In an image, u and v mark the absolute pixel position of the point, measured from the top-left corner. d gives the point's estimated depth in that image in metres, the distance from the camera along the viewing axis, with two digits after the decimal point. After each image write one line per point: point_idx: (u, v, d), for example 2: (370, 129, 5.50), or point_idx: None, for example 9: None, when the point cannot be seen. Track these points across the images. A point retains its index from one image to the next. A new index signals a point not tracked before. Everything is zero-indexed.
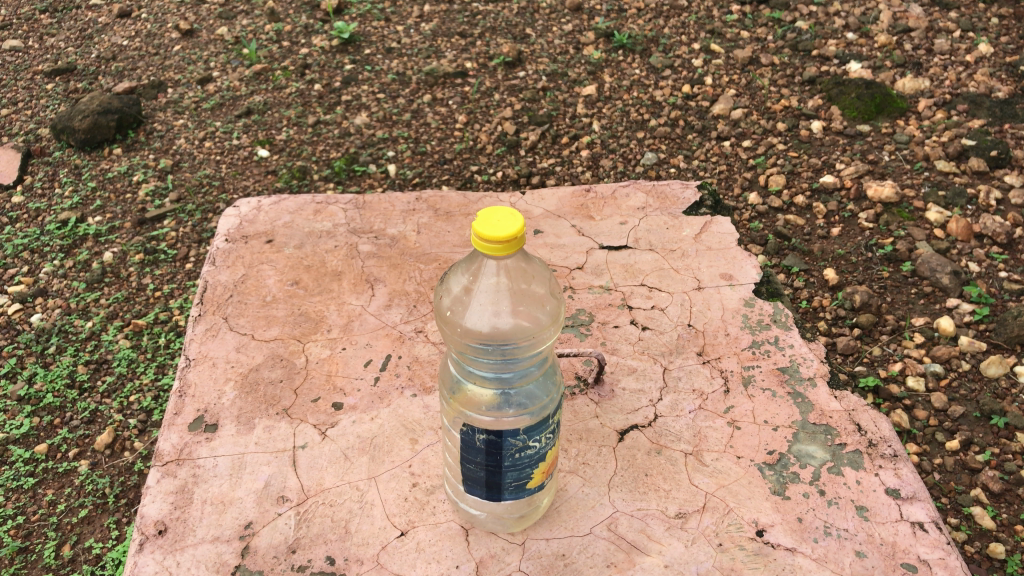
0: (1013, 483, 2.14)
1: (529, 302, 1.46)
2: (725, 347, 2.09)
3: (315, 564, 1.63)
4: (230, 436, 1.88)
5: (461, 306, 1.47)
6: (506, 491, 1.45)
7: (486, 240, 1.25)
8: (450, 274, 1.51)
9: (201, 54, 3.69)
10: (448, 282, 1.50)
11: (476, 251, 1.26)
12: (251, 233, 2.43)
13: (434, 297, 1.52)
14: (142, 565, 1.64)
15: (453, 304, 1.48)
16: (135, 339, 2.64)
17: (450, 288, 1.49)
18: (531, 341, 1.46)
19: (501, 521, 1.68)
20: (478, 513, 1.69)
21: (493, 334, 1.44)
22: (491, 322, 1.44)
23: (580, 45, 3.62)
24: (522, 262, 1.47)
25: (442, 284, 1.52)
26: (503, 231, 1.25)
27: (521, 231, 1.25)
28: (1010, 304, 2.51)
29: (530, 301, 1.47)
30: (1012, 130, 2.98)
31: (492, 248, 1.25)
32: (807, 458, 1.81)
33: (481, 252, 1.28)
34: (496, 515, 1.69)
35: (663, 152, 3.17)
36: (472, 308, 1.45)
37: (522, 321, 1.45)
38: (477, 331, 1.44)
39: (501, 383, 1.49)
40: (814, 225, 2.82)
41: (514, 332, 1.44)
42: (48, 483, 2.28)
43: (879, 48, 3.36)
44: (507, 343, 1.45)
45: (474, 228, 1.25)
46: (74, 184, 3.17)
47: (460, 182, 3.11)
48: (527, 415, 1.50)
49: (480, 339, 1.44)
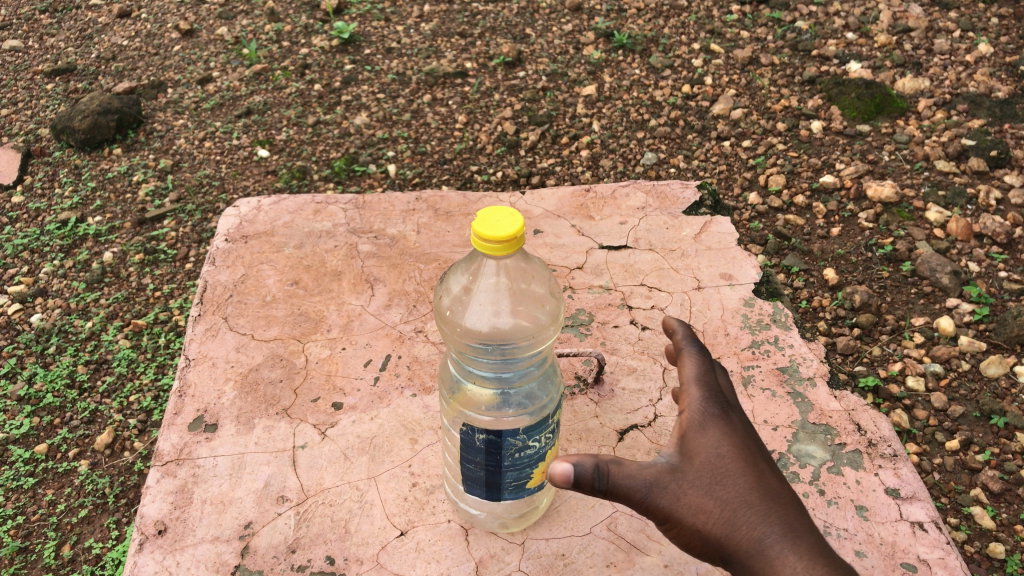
0: (1013, 483, 2.15)
1: (529, 302, 1.47)
2: (725, 347, 2.08)
3: (315, 564, 1.63)
4: (230, 436, 1.88)
5: (461, 306, 1.47)
6: (506, 491, 1.45)
7: (485, 240, 1.25)
8: (450, 274, 1.52)
9: (201, 54, 3.69)
10: (448, 282, 1.51)
11: (476, 251, 1.26)
12: (251, 233, 2.43)
13: (434, 297, 1.52)
14: (142, 565, 1.64)
15: (453, 305, 1.48)
16: (135, 339, 2.64)
17: (450, 288, 1.50)
18: (530, 342, 1.46)
19: (502, 519, 1.69)
20: (478, 512, 1.69)
21: (494, 334, 1.43)
22: (492, 321, 1.44)
23: (580, 45, 3.62)
24: (522, 262, 1.48)
25: (442, 283, 1.53)
26: (502, 230, 1.25)
27: (521, 231, 1.25)
28: (1010, 304, 2.51)
29: (530, 300, 1.47)
30: (1012, 130, 2.98)
31: (492, 248, 1.25)
32: (807, 458, 1.82)
33: (481, 252, 1.28)
34: (496, 515, 1.69)
35: (663, 151, 3.16)
36: (473, 309, 1.45)
37: (522, 320, 1.45)
38: (478, 332, 1.44)
39: (501, 383, 1.49)
40: (814, 225, 2.81)
41: (514, 332, 1.45)
42: (48, 483, 2.28)
43: (878, 48, 3.36)
44: (507, 343, 1.45)
45: (474, 228, 1.25)
46: (73, 184, 3.17)
47: (460, 182, 3.11)
48: (528, 415, 1.50)
49: (481, 339, 1.44)
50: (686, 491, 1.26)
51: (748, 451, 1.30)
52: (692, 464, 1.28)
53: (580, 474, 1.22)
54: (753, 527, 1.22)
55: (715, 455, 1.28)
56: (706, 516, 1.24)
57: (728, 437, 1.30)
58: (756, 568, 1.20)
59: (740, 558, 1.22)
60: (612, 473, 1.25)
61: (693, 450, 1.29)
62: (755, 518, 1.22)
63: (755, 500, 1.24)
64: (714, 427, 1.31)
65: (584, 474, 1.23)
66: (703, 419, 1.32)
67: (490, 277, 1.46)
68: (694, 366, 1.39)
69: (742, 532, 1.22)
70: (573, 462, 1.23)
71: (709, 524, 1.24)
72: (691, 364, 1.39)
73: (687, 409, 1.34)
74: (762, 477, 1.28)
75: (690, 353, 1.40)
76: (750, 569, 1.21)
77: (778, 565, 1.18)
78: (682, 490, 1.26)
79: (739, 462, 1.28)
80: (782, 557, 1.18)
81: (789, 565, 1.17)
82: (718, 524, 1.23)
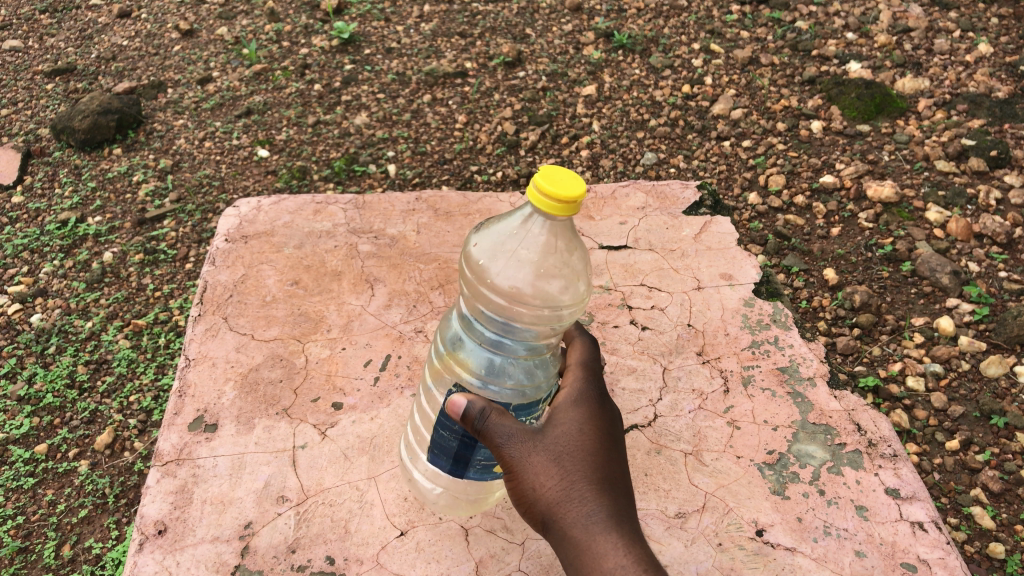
0: (1012, 483, 2.15)
1: (559, 278, 1.42)
2: (725, 347, 2.09)
3: (315, 564, 1.64)
4: (230, 436, 1.88)
5: (494, 257, 1.43)
6: (472, 468, 1.44)
7: (545, 194, 1.24)
8: (500, 217, 1.46)
9: (201, 54, 3.69)
10: (494, 226, 1.46)
11: (530, 201, 1.26)
12: (251, 233, 2.43)
13: (477, 234, 1.48)
14: (142, 565, 1.64)
15: (482, 252, 1.45)
16: (135, 339, 2.64)
17: (493, 234, 1.45)
18: (539, 318, 1.45)
19: (453, 500, 1.73)
20: (433, 487, 1.73)
21: (512, 297, 1.42)
22: (515, 284, 1.41)
23: (580, 45, 3.62)
24: (568, 236, 1.40)
25: (490, 223, 1.48)
26: (563, 191, 1.24)
27: (580, 197, 1.25)
28: (1010, 304, 2.51)
29: (560, 277, 1.42)
30: (1012, 130, 2.98)
31: (549, 205, 1.25)
32: (806, 458, 1.82)
33: (535, 205, 1.28)
34: (451, 493, 1.72)
35: (663, 151, 3.16)
36: (496, 264, 1.42)
37: (544, 294, 1.42)
38: (499, 289, 1.42)
39: (496, 348, 1.46)
40: (814, 225, 2.81)
41: (531, 302, 1.42)
42: (48, 483, 2.28)
43: (878, 48, 3.37)
44: (520, 310, 1.44)
45: (536, 180, 1.25)
46: (74, 184, 3.17)
47: (460, 182, 3.11)
48: (513, 393, 1.47)
49: (499, 296, 1.43)
50: (537, 452, 1.38)
51: (604, 440, 1.44)
52: (552, 433, 1.41)
53: (466, 408, 1.32)
54: (584, 501, 1.36)
55: (574, 432, 1.42)
56: (547, 478, 1.38)
57: (591, 422, 1.44)
58: (572, 533, 1.35)
59: (563, 522, 1.36)
60: (493, 418, 1.32)
61: (558, 423, 1.42)
62: (589, 494, 1.36)
63: (594, 479, 1.38)
64: (582, 410, 1.45)
65: (469, 408, 1.32)
66: (577, 400, 1.46)
67: (526, 241, 1.41)
68: (581, 353, 1.55)
69: (573, 501, 1.36)
70: (471, 400, 1.32)
71: (547, 488, 1.37)
72: (580, 354, 1.55)
73: (565, 388, 1.48)
74: (608, 464, 1.42)
75: (580, 340, 1.58)
76: (569, 536, 1.35)
77: (597, 538, 1.32)
78: (533, 451, 1.37)
79: (592, 445, 1.42)
80: (602, 532, 1.33)
81: (604, 538, 1.33)
82: (555, 488, 1.37)
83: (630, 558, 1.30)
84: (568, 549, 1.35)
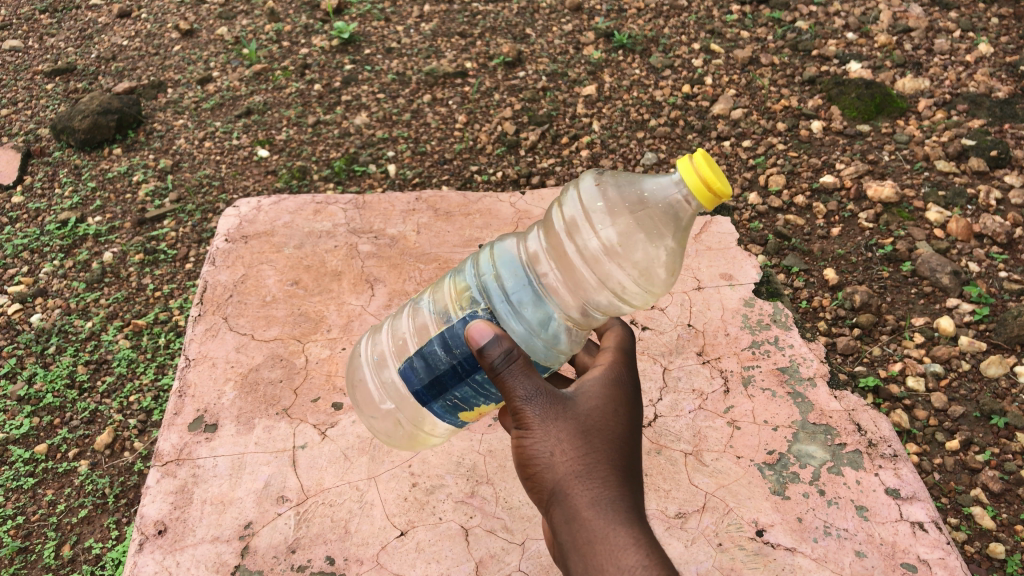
0: (1013, 483, 2.15)
1: (644, 264, 1.53)
2: (725, 347, 2.08)
3: (315, 564, 1.64)
4: (230, 436, 1.88)
5: (612, 210, 1.54)
6: (440, 399, 1.46)
7: (701, 168, 1.38)
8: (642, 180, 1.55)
9: (201, 54, 3.69)
10: (630, 185, 1.55)
11: (683, 167, 1.40)
12: (251, 233, 2.43)
13: (613, 181, 1.57)
14: (142, 565, 1.64)
15: (604, 199, 1.55)
16: (135, 339, 2.63)
17: (624, 191, 1.54)
18: (602, 286, 1.53)
19: (394, 425, 1.71)
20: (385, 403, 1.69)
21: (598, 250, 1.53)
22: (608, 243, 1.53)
23: (580, 45, 3.62)
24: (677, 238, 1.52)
25: (629, 179, 1.56)
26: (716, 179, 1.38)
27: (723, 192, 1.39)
28: (1010, 304, 2.51)
29: (646, 264, 1.53)
30: (1012, 130, 2.98)
31: (698, 180, 1.38)
32: (806, 458, 1.82)
33: (683, 174, 1.41)
34: (392, 418, 1.71)
35: (663, 151, 3.16)
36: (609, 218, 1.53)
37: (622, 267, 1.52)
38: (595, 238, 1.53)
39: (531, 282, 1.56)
40: (814, 225, 2.81)
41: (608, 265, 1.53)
42: (48, 483, 2.28)
43: (878, 48, 3.36)
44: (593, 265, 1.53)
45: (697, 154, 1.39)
46: (74, 184, 3.17)
47: (460, 182, 3.11)
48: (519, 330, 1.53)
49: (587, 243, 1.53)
50: (560, 423, 1.38)
51: (629, 436, 1.43)
52: (579, 411, 1.41)
53: (490, 346, 1.33)
54: (601, 484, 1.34)
55: (601, 415, 1.42)
56: (566, 451, 1.36)
57: (621, 413, 1.44)
58: (583, 512, 1.32)
59: (575, 499, 1.33)
60: (521, 374, 1.34)
61: (586, 402, 1.43)
62: (607, 480, 1.35)
63: (615, 467, 1.37)
64: (612, 398, 1.45)
65: (492, 349, 1.33)
66: (609, 386, 1.47)
67: (646, 206, 1.51)
68: (618, 340, 1.58)
69: (590, 481, 1.34)
70: (498, 343, 1.33)
71: (564, 462, 1.36)
72: (618, 343, 1.58)
73: (598, 371, 1.50)
74: (631, 460, 1.41)
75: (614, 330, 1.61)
76: (580, 517, 1.32)
77: (609, 524, 1.30)
78: (556, 420, 1.37)
79: (618, 435, 1.41)
80: (617, 520, 1.30)
81: (616, 525, 1.30)
82: (573, 463, 1.36)
83: (641, 551, 1.26)
84: (575, 528, 1.32)
